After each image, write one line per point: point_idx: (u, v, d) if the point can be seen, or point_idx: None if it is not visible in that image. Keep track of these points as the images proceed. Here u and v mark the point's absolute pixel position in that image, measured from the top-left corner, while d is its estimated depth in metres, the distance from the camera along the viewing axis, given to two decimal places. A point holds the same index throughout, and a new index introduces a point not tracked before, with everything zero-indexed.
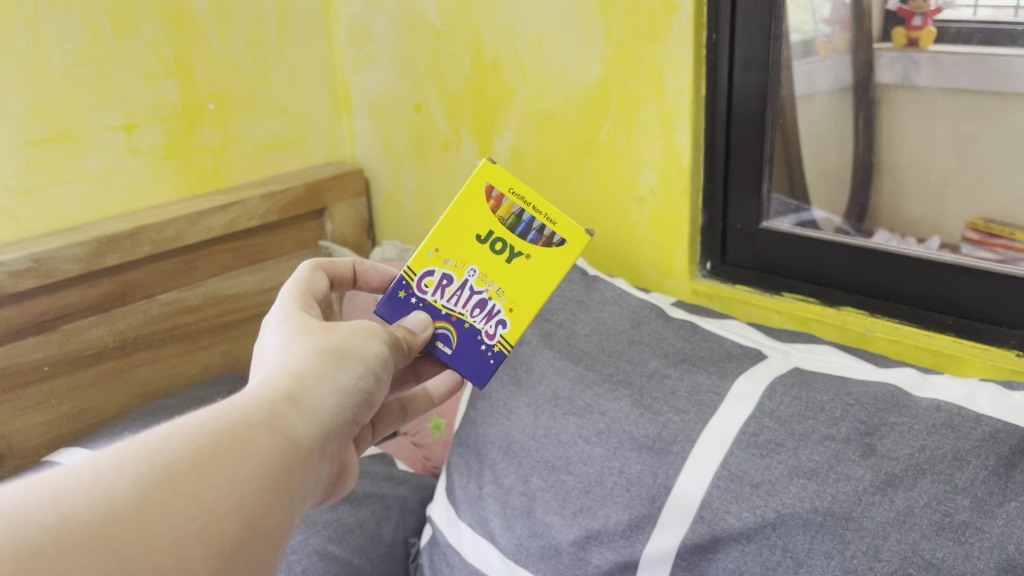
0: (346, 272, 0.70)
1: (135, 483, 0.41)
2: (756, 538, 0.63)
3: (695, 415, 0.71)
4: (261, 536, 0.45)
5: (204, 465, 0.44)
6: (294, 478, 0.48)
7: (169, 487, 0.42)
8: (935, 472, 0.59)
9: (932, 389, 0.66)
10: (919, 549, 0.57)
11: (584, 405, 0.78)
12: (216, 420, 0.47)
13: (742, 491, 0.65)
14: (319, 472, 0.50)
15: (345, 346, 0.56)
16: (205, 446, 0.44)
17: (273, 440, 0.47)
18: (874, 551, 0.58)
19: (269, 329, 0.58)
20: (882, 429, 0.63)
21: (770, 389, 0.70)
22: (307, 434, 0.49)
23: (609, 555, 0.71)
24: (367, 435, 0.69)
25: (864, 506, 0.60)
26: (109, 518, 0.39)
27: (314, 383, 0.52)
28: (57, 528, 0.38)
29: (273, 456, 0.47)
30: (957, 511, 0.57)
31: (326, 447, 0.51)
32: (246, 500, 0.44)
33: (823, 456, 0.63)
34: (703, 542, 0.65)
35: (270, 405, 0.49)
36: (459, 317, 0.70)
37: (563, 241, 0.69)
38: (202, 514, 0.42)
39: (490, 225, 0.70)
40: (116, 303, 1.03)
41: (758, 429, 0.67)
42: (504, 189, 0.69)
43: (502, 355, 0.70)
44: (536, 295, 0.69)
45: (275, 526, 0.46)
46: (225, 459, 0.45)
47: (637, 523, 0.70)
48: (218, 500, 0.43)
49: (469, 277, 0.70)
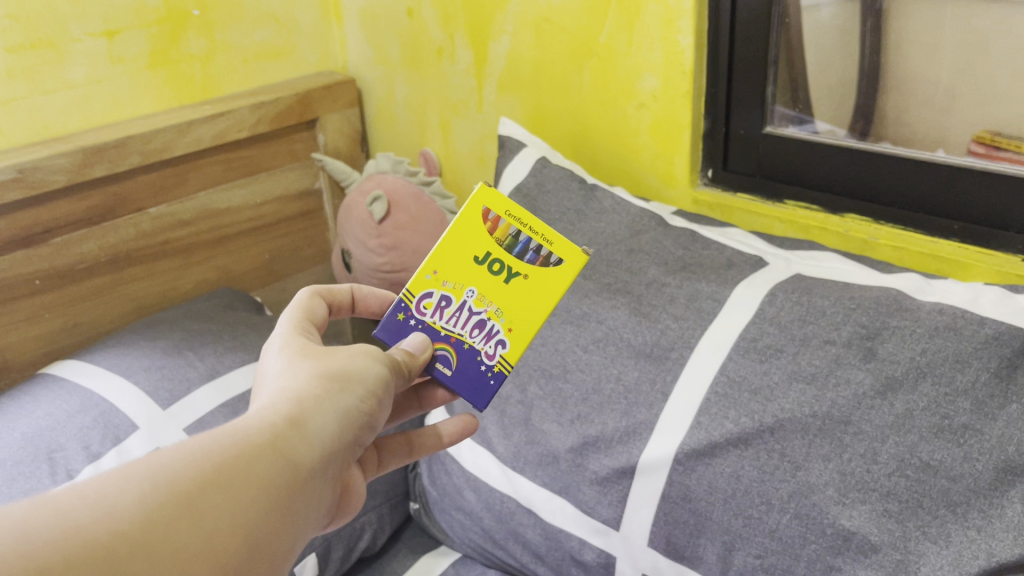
0: (344, 297, 0.63)
1: (135, 506, 0.38)
2: (753, 443, 0.63)
3: (694, 322, 0.71)
4: (262, 557, 0.42)
5: (204, 491, 0.41)
6: (296, 500, 0.45)
7: (170, 513, 0.39)
8: (936, 375, 0.59)
9: (936, 294, 0.65)
10: (917, 451, 0.57)
11: (581, 314, 0.77)
12: (215, 441, 0.43)
13: (740, 396, 0.65)
14: (319, 496, 0.47)
15: (350, 365, 0.51)
16: (206, 468, 0.42)
17: (275, 462, 0.44)
18: (872, 454, 0.59)
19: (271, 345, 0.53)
20: (884, 333, 0.62)
21: (770, 295, 0.69)
22: (308, 458, 0.46)
23: (606, 461, 0.71)
24: (371, 466, 0.63)
25: (863, 409, 0.60)
26: (109, 545, 0.37)
27: (316, 408, 0.48)
28: (55, 555, 0.35)
29: (275, 477, 0.44)
30: (957, 413, 0.57)
31: (329, 469, 0.48)
32: (249, 523, 0.42)
33: (823, 361, 0.63)
34: (700, 447, 0.65)
35: (271, 426, 0.45)
36: (459, 338, 0.63)
37: (562, 260, 0.63)
38: (204, 539, 0.40)
39: (487, 246, 0.63)
40: (106, 216, 1.01)
41: (758, 334, 0.67)
42: (500, 210, 0.63)
43: (502, 376, 0.63)
44: (537, 315, 0.63)
45: (276, 546, 0.44)
46: (225, 485, 0.42)
47: (633, 429, 0.70)
48: (217, 530, 0.40)
49: (467, 298, 0.63)
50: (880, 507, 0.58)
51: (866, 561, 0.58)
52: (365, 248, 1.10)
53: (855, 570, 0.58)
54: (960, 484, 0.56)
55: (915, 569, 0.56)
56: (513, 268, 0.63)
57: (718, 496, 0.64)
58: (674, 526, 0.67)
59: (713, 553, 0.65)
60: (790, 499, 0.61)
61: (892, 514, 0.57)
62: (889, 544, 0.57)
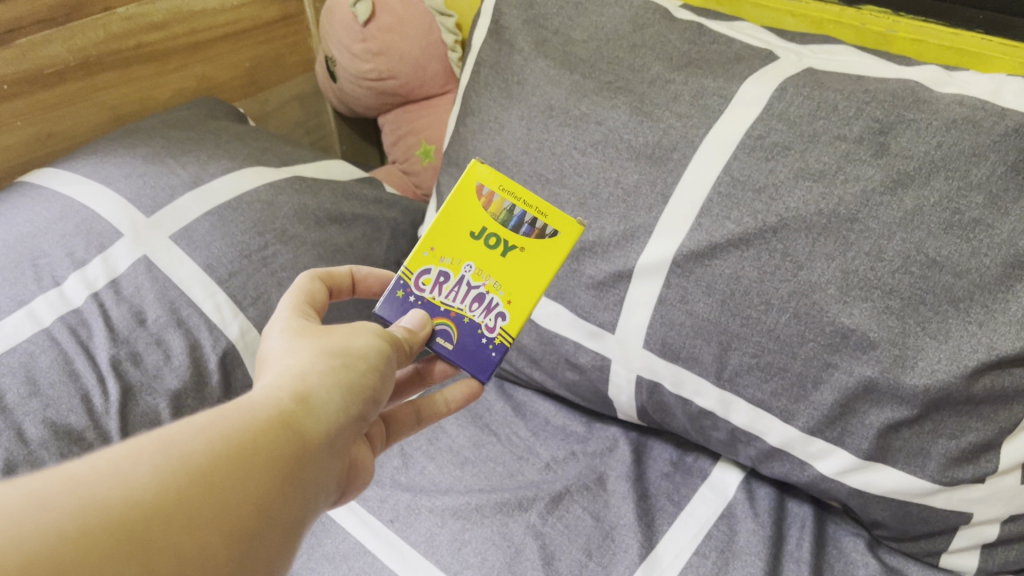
0: (343, 280, 0.63)
1: (150, 476, 0.35)
2: (755, 244, 0.62)
3: (698, 121, 0.67)
4: (277, 527, 0.39)
5: (221, 461, 0.37)
6: (306, 470, 0.41)
7: (187, 481, 0.36)
8: (949, 169, 0.56)
9: (956, 85, 0.61)
10: (924, 247, 0.56)
11: (579, 116, 0.74)
12: (224, 415, 0.40)
13: (743, 197, 0.63)
14: (329, 469, 0.44)
15: (350, 344, 0.49)
16: (220, 437, 0.38)
17: (285, 433, 0.41)
18: (877, 251, 0.57)
19: (269, 337, 0.51)
20: (898, 127, 0.59)
21: (780, 90, 0.65)
22: (317, 431, 0.43)
23: (603, 267, 0.70)
24: (380, 437, 0.62)
25: (871, 206, 0.58)
26: (125, 515, 0.33)
27: (320, 384, 0.45)
28: (72, 525, 0.32)
29: (286, 447, 0.41)
30: (968, 209, 0.55)
31: (337, 442, 0.44)
32: (261, 492, 0.38)
33: (832, 157, 0.60)
34: (700, 250, 0.64)
35: (279, 400, 0.42)
36: (458, 312, 0.62)
37: (555, 231, 0.61)
38: (218, 509, 0.36)
39: (483, 222, 0.62)
40: (71, 16, 0.94)
41: (765, 132, 0.63)
42: (494, 185, 0.62)
43: (503, 347, 0.61)
44: (535, 287, 0.61)
45: (290, 518, 0.40)
46: (241, 455, 0.38)
47: (632, 233, 0.68)
48: (234, 500, 0.37)
49: (465, 273, 0.62)
50: (881, 305, 0.57)
51: (863, 356, 0.58)
52: (351, 53, 1.05)
53: (852, 366, 0.59)
54: (966, 279, 0.55)
55: (913, 363, 0.56)
56: (509, 241, 0.62)
57: (716, 298, 0.64)
58: (670, 327, 0.66)
59: (709, 354, 0.65)
60: (790, 299, 0.60)
61: (893, 311, 0.57)
62: (888, 340, 0.57)
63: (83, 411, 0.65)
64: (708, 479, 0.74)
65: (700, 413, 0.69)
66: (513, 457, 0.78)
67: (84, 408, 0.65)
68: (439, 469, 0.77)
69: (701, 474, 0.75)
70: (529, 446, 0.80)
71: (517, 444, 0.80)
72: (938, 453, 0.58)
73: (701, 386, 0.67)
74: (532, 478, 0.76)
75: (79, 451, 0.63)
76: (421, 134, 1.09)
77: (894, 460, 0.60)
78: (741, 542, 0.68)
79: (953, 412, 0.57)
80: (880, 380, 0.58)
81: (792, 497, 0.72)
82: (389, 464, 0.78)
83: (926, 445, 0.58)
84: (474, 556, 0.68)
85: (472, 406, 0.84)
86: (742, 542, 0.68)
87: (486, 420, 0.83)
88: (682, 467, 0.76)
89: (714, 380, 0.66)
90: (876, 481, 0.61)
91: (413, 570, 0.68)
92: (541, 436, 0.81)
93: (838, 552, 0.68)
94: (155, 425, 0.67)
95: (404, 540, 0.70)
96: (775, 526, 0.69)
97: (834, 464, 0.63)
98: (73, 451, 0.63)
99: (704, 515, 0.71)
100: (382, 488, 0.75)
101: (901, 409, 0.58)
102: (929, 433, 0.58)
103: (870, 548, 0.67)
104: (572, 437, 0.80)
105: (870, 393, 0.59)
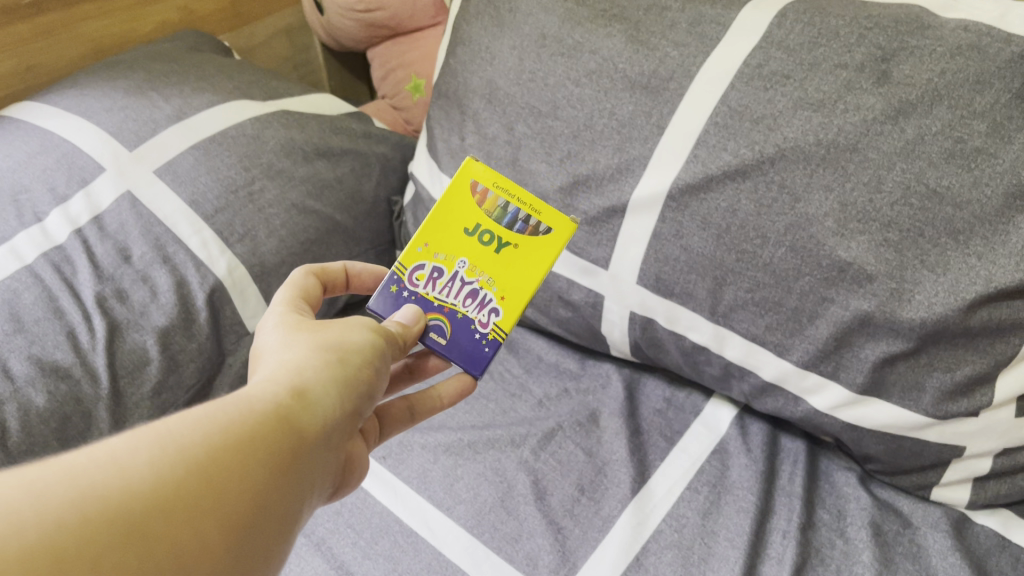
0: (337, 276, 0.62)
1: (148, 468, 0.34)
2: (752, 176, 0.60)
3: (695, 49, 0.65)
4: (273, 520, 0.38)
5: (219, 455, 0.36)
6: (303, 464, 0.40)
7: (186, 474, 0.35)
8: (952, 97, 0.54)
9: (961, 9, 0.59)
10: (924, 178, 0.54)
11: (573, 45, 0.71)
12: (222, 408, 0.39)
13: (741, 128, 0.61)
14: (324, 464, 0.43)
15: (348, 339, 0.48)
16: (219, 430, 0.37)
17: (283, 427, 0.40)
18: (876, 182, 0.56)
19: (263, 331, 0.50)
20: (901, 55, 0.57)
21: (780, 17, 0.62)
22: (314, 426, 0.42)
23: (597, 201, 0.69)
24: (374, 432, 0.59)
25: (871, 137, 0.56)
26: (124, 506, 0.32)
27: (316, 378, 0.44)
28: (71, 515, 0.31)
29: (284, 441, 0.40)
30: (970, 137, 0.53)
31: (333, 437, 0.43)
32: (259, 485, 0.37)
33: (832, 86, 0.58)
34: (695, 183, 0.63)
35: (276, 393, 0.41)
36: (452, 308, 0.61)
37: (548, 228, 0.60)
38: (215, 503, 0.35)
39: (476, 218, 0.61)
40: None
41: (764, 61, 0.61)
42: (488, 181, 0.61)
43: (496, 343, 0.60)
44: (529, 284, 0.60)
45: (286, 512, 0.39)
46: (239, 448, 0.37)
47: (626, 167, 0.67)
48: (233, 495, 0.36)
49: (459, 269, 0.61)
50: (879, 238, 0.56)
51: (859, 290, 0.57)
52: None
53: (847, 300, 0.58)
54: (966, 211, 0.53)
55: (909, 297, 0.56)
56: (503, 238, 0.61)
57: (711, 232, 0.63)
58: (665, 263, 0.65)
59: (704, 290, 0.64)
60: (786, 233, 0.59)
61: (891, 244, 0.56)
62: (885, 274, 0.56)
63: (69, 348, 0.64)
64: (701, 415, 0.74)
65: (694, 349, 0.69)
66: (506, 394, 0.78)
67: (70, 344, 0.64)
68: None
69: (694, 410, 0.75)
70: (522, 384, 0.79)
71: (510, 381, 0.80)
72: (933, 387, 0.58)
73: (695, 321, 0.67)
74: (525, 415, 0.76)
75: (66, 388, 0.63)
76: (411, 67, 1.06)
77: (887, 393, 0.60)
78: (733, 477, 0.68)
79: (949, 345, 0.56)
80: (875, 313, 0.57)
81: (785, 432, 0.72)
82: None
83: (920, 379, 0.58)
84: (467, 492, 0.69)
85: None
86: (734, 478, 0.68)
87: None
88: (675, 403, 0.76)
89: (709, 316, 0.65)
90: (869, 415, 0.61)
91: (406, 506, 0.68)
92: (534, 373, 0.80)
93: (830, 486, 0.68)
94: (143, 363, 0.67)
95: (396, 476, 0.70)
96: (767, 461, 0.69)
97: (827, 399, 0.63)
98: (60, 388, 0.62)
99: (696, 451, 0.71)
100: None
101: (897, 343, 0.57)
102: (924, 366, 0.58)
103: (862, 482, 0.67)
104: (565, 374, 0.80)
105: (865, 327, 0.58)
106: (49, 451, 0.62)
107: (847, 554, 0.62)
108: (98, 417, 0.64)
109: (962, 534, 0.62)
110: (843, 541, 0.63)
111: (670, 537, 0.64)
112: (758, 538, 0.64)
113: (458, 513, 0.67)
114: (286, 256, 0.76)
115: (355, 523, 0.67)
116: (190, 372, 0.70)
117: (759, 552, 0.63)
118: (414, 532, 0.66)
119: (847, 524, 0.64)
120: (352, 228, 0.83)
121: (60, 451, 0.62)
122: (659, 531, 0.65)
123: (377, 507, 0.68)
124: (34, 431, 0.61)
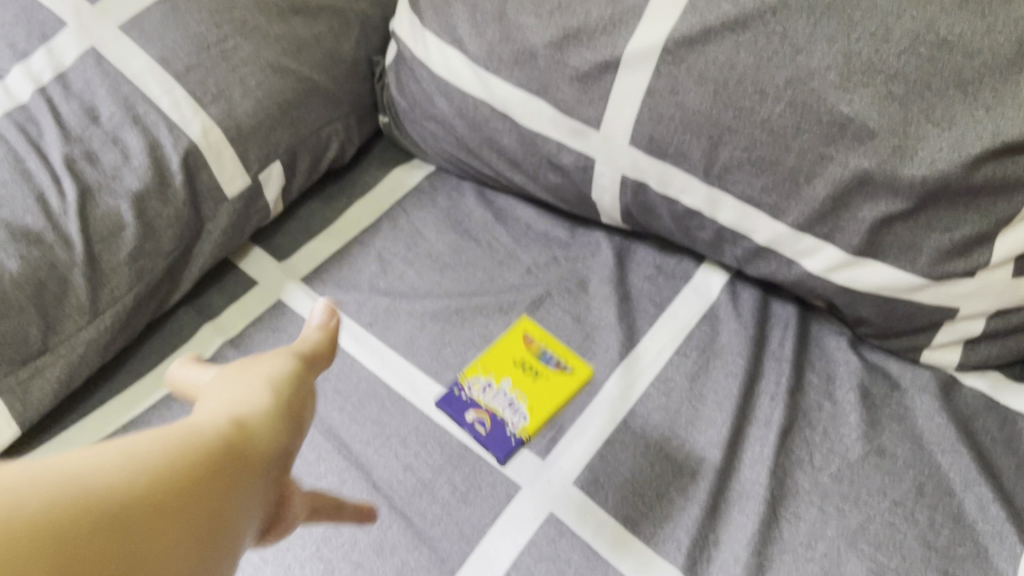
0: None
1: (93, 479, 0.31)
2: (751, 26, 0.57)
3: None
4: (225, 544, 0.34)
5: (171, 469, 0.33)
6: (250, 483, 0.36)
7: (136, 488, 0.32)
8: None
9: None
10: (936, 25, 0.52)
11: None
12: (165, 429, 0.36)
13: None
14: (262, 498, 0.37)
15: (274, 368, 0.43)
16: (165, 450, 0.34)
17: (229, 446, 0.37)
18: (884, 32, 0.53)
19: (203, 388, 0.44)
20: None
21: None
22: (260, 444, 0.38)
23: (588, 57, 0.64)
24: None
25: None
26: (68, 515, 0.29)
27: (257, 397, 0.40)
28: (12, 531, 0.27)
29: (231, 459, 0.36)
30: None
31: (281, 455, 0.40)
32: (206, 508, 0.34)
33: None
34: (692, 35, 0.59)
35: (219, 422, 0.38)
36: None
37: (570, 369, 0.66)
38: (163, 522, 0.32)
39: None
40: None
41: None
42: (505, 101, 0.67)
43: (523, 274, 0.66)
44: None
45: (235, 540, 0.35)
46: (188, 465, 0.34)
47: (619, 19, 0.62)
48: (185, 515, 0.33)
49: None
50: (884, 91, 0.53)
51: (860, 147, 0.55)
52: None
53: (847, 158, 0.56)
54: (977, 61, 0.51)
55: (912, 154, 0.53)
56: None
57: (708, 88, 0.60)
58: (658, 122, 0.63)
59: (698, 150, 0.62)
60: (787, 87, 0.56)
61: (896, 98, 0.53)
62: (887, 130, 0.54)
63: (39, 211, 0.62)
64: (691, 281, 0.73)
65: (687, 213, 0.67)
66: (494, 262, 0.76)
67: (40, 209, 0.62)
68: (419, 275, 0.75)
69: (685, 277, 0.73)
70: (511, 252, 0.77)
71: (498, 250, 0.77)
72: (930, 248, 0.56)
73: (688, 184, 0.64)
74: (513, 283, 0.74)
75: (39, 253, 0.61)
76: None
77: (884, 256, 0.58)
78: (722, 342, 0.68)
79: (949, 204, 0.55)
80: (875, 172, 0.55)
81: (777, 298, 0.71)
82: (367, 270, 0.76)
83: (918, 240, 0.57)
84: (454, 359, 0.68)
85: (452, 213, 0.80)
86: (723, 343, 0.68)
87: (466, 226, 0.79)
88: (666, 270, 0.74)
89: (703, 178, 0.63)
90: (864, 278, 0.60)
91: (393, 372, 0.68)
92: (523, 242, 0.77)
93: (821, 351, 0.67)
94: (118, 229, 0.65)
95: (382, 343, 0.69)
96: (758, 326, 0.68)
97: (822, 263, 0.61)
98: (33, 253, 0.61)
99: (685, 316, 0.70)
100: (359, 293, 0.73)
101: (896, 202, 0.55)
102: (922, 227, 0.56)
103: (852, 346, 0.67)
104: (555, 242, 0.77)
105: (864, 187, 0.56)
106: (26, 316, 0.61)
107: (834, 415, 0.62)
108: (76, 284, 0.63)
109: (950, 395, 0.62)
110: (830, 403, 0.63)
111: (658, 400, 0.65)
112: (746, 401, 0.64)
113: (445, 379, 0.67)
114: (263, 119, 0.72)
115: (342, 388, 0.67)
116: (169, 238, 0.68)
117: (746, 415, 0.63)
118: (402, 397, 0.66)
119: (836, 387, 0.64)
120: (331, 89, 0.78)
121: (37, 317, 0.61)
122: (646, 395, 0.65)
123: (364, 373, 0.67)
124: (10, 297, 0.60)
